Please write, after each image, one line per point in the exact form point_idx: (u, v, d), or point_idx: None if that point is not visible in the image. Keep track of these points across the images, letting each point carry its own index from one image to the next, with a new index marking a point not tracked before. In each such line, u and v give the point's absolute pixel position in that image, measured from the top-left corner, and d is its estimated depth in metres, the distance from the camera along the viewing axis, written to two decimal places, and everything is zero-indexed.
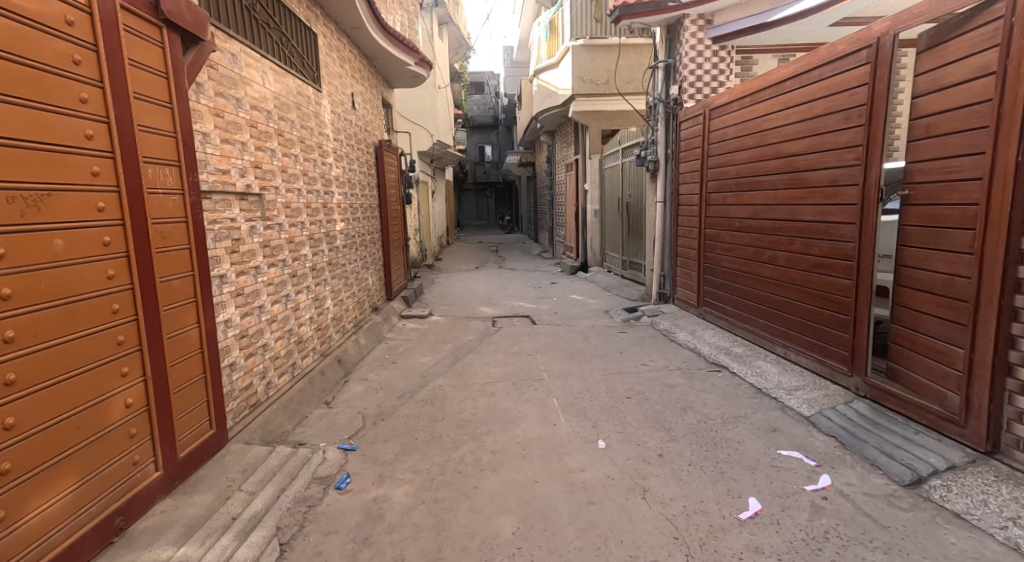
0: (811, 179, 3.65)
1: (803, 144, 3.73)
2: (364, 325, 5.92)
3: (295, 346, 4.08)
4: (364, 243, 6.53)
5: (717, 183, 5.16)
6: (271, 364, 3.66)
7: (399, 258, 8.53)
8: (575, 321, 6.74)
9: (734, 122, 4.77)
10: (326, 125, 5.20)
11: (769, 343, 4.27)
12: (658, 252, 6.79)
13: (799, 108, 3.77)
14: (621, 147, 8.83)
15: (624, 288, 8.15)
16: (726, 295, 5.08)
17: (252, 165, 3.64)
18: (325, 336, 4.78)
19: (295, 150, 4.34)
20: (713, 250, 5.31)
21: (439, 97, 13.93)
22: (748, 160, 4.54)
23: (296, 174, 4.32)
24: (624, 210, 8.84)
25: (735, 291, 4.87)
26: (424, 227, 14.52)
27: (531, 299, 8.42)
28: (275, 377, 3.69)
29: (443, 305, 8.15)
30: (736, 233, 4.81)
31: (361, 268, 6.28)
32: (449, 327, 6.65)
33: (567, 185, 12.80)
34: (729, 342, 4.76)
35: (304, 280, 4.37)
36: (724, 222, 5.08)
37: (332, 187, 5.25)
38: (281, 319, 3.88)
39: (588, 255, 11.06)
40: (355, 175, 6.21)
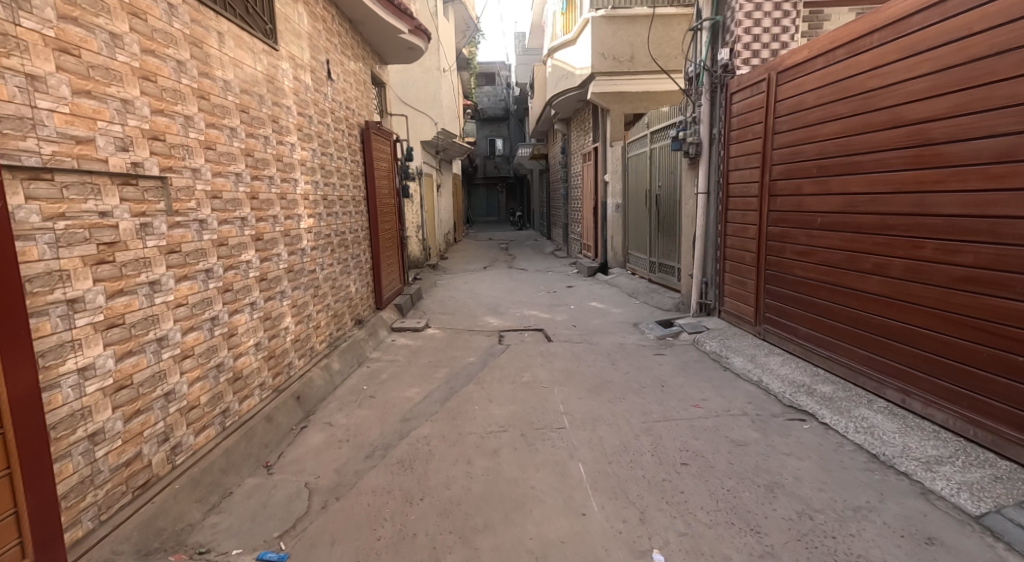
0: (949, 152, 3.11)
1: (937, 105, 3.19)
2: (340, 345, 4.96)
3: (228, 386, 3.38)
4: (342, 243, 5.52)
5: (784, 167, 4.46)
6: (182, 419, 2.97)
7: (393, 259, 7.49)
8: (598, 337, 5.63)
9: (817, 86, 4.09)
10: (286, 95, 4.55)
11: (877, 390, 3.57)
12: (699, 256, 5.79)
13: (929, 58, 3.24)
14: (650, 132, 7.70)
15: (652, 296, 7.05)
16: (797, 312, 4.34)
17: (145, 133, 2.94)
18: (280, 366, 4.01)
19: (231, 122, 3.76)
20: (777, 252, 4.55)
21: (445, 83, 12.95)
22: (838, 132, 3.87)
23: (233, 151, 3.74)
24: (652, 205, 7.72)
25: (814, 308, 4.13)
26: (428, 225, 13.50)
27: (544, 307, 7.34)
28: (187, 437, 3.00)
29: (443, 314, 7.11)
30: (818, 230, 4.07)
31: (338, 273, 5.28)
32: (447, 343, 5.63)
33: (585, 177, 11.65)
34: (806, 379, 3.94)
35: (247, 295, 3.71)
36: (797, 217, 4.34)
37: (293, 171, 4.56)
38: (201, 353, 3.17)
39: (609, 255, 9.94)
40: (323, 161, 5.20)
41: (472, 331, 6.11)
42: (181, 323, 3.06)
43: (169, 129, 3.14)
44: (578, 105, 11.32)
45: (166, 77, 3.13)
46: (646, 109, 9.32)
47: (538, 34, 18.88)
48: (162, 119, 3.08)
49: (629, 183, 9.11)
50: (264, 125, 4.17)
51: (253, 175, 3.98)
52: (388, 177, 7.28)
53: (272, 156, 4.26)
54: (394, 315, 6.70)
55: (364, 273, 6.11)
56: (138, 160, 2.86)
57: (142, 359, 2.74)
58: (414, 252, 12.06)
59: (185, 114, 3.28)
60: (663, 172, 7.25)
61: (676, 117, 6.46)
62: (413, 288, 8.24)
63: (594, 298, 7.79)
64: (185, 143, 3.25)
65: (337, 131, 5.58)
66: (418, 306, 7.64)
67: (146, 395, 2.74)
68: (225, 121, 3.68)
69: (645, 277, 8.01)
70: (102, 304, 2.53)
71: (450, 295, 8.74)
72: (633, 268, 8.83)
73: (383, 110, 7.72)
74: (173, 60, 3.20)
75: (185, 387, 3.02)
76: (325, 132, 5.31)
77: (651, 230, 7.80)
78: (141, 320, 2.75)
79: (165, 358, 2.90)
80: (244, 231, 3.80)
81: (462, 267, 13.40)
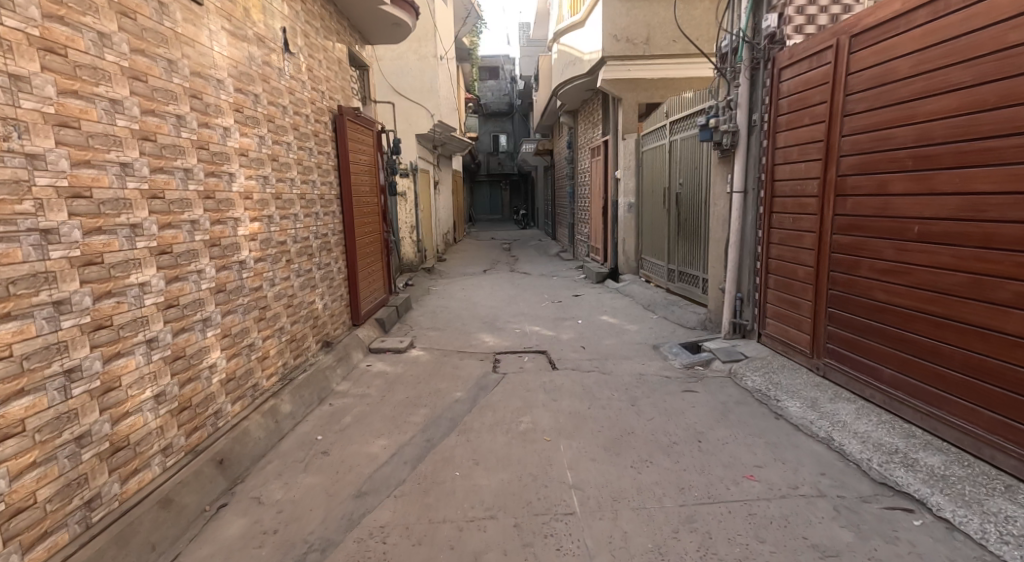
0: None
1: None
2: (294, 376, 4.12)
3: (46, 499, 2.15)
4: (305, 250, 4.68)
5: (870, 154, 3.16)
6: (102, 464, 2.40)
7: (378, 265, 6.64)
8: (612, 364, 4.71)
9: (908, 31, 2.92)
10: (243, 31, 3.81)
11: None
12: (733, 265, 4.74)
13: None
14: (669, 122, 6.78)
15: (671, 310, 6.16)
16: (878, 348, 3.12)
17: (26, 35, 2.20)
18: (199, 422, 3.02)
19: (166, 53, 2.97)
20: (859, 268, 3.24)
21: (443, 72, 12.09)
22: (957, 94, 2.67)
23: (171, 89, 2.99)
24: (673, 205, 6.80)
25: (902, 343, 2.96)
26: (423, 224, 12.64)
27: (547, 321, 6.46)
28: (111, 485, 2.43)
29: (432, 329, 6.26)
30: (937, 225, 2.76)
31: (297, 289, 4.44)
32: (432, 369, 4.74)
33: (593, 171, 10.74)
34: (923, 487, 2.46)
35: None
36: (878, 208, 3.10)
37: (211, 118, 3.37)
38: (132, 382, 2.59)
39: (620, 259, 9.03)
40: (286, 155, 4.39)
41: (465, 353, 5.24)
42: (172, 325, 2.90)
43: (161, 129, 2.89)
44: (586, 94, 10.43)
45: (157, 77, 2.87)
46: (662, 97, 8.47)
47: (544, 24, 18.01)
48: (152, 119, 2.83)
49: (645, 179, 8.15)
50: (260, 123, 3.97)
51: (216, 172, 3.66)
52: (370, 172, 6.41)
53: (267, 155, 4.06)
54: (376, 331, 5.84)
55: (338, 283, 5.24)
56: (36, 153, 2.22)
57: (192, 336, 3.02)
58: (408, 253, 11.27)
59: (109, 98, 2.57)
60: (687, 167, 6.32)
61: (701, 104, 5.73)
62: (400, 296, 7.38)
63: (603, 310, 6.85)
64: (111, 134, 2.56)
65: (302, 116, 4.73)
66: (405, 319, 6.78)
67: (54, 508, 2.18)
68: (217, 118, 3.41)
69: (664, 286, 7.11)
70: (169, 341, 2.83)
71: (442, 304, 7.87)
72: (649, 276, 7.92)
73: (368, 97, 6.89)
74: (164, 60, 2.94)
75: (176, 389, 2.86)
76: (281, 118, 4.34)
77: (672, 233, 6.88)
78: (36, 352, 2.16)
79: (79, 398, 2.31)
80: (243, 274, 3.64)
81: (460, 270, 12.54)
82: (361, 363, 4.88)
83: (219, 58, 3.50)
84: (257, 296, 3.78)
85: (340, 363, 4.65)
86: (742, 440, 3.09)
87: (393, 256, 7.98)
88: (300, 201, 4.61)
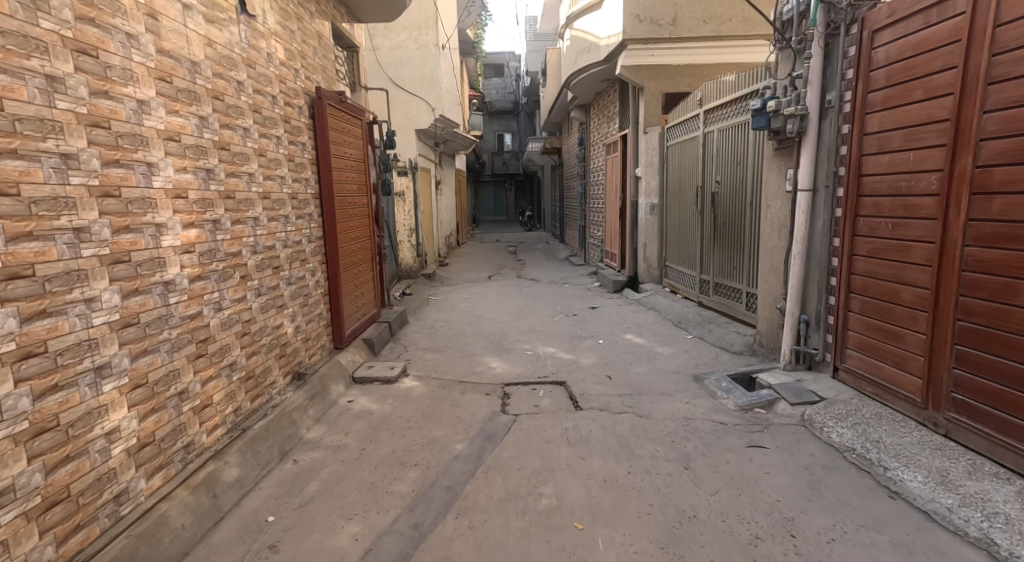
0: None
1: None
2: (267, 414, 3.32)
3: None
4: (297, 256, 4.00)
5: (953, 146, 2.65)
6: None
7: (369, 275, 5.80)
8: (647, 402, 3.85)
9: None
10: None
11: None
12: (797, 278, 3.88)
13: None
14: (703, 111, 5.94)
15: (710, 330, 5.30)
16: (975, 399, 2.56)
17: None
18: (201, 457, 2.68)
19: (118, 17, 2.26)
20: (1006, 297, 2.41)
21: (445, 64, 11.30)
22: None
23: (132, 68, 2.32)
24: (708, 206, 5.95)
25: None
26: (423, 227, 11.82)
27: (564, 342, 5.60)
28: None
29: (431, 351, 5.41)
30: None
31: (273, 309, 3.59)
32: (428, 408, 3.89)
33: (607, 169, 9.90)
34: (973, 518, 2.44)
35: None
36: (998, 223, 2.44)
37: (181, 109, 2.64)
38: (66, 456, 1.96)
39: (640, 266, 8.17)
40: (273, 148, 3.63)
41: (469, 384, 4.40)
42: (131, 347, 2.26)
43: (117, 114, 2.23)
44: (601, 84, 9.62)
45: (111, 52, 2.21)
46: (689, 86, 7.61)
47: (553, 18, 17.21)
48: (106, 103, 2.19)
49: (671, 176, 7.30)
50: (243, 113, 3.24)
51: (179, 167, 2.60)
52: (361, 167, 5.58)
53: (254, 150, 3.35)
54: (365, 355, 5.00)
55: (318, 300, 4.41)
56: None
57: (157, 358, 2.39)
58: (406, 258, 10.46)
59: (44, 73, 1.95)
60: (728, 161, 5.47)
61: (753, 87, 4.88)
62: (393, 310, 6.51)
63: (626, 327, 6.00)
64: (45, 117, 1.94)
65: (293, 106, 4.01)
66: (400, 337, 5.93)
67: None
68: (190, 106, 2.71)
69: (696, 300, 6.25)
70: (128, 366, 2.22)
71: (442, 318, 7.01)
72: (676, 286, 7.07)
73: (357, 83, 6.03)
74: (121, 33, 2.27)
75: (135, 422, 2.25)
76: (270, 108, 3.62)
77: (706, 239, 6.04)
78: None
79: None
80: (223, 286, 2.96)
81: (464, 276, 11.68)
82: (344, 398, 4.05)
83: (193, 37, 2.79)
84: (239, 309, 3.13)
85: (318, 400, 3.81)
86: (852, 535, 2.25)
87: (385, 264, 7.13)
88: (291, 202, 3.91)
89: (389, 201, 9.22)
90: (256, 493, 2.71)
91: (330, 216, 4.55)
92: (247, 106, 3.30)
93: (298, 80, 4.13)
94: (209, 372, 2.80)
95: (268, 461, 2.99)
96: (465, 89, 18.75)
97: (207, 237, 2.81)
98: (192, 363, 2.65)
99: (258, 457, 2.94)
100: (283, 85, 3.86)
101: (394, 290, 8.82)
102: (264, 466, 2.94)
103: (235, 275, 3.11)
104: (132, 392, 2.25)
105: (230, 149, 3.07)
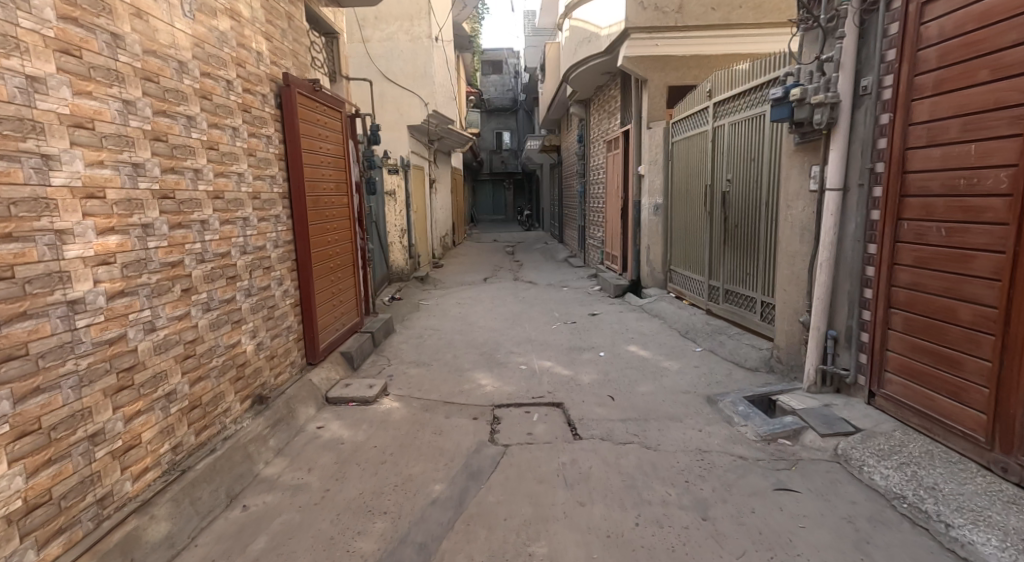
0: None
1: None
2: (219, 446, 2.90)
3: None
4: (259, 264, 3.56)
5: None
6: None
7: (349, 281, 5.35)
8: (655, 429, 3.41)
9: None
10: None
11: None
12: (824, 290, 3.43)
13: None
14: (713, 103, 5.50)
15: (722, 343, 4.86)
16: None
17: None
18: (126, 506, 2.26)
19: None
20: None
21: (439, 57, 10.90)
22: None
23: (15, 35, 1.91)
24: (718, 206, 5.51)
25: None
26: (416, 227, 11.38)
27: (561, 354, 5.17)
28: None
29: (417, 365, 4.97)
30: None
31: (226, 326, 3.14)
32: (407, 436, 3.44)
33: (608, 167, 9.46)
34: None
35: None
36: None
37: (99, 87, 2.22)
38: None
39: (644, 270, 7.74)
40: (228, 140, 3.18)
41: (455, 405, 3.96)
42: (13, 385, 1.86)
43: None
44: (602, 77, 9.22)
45: None
46: (696, 78, 7.16)
47: (552, 11, 16.76)
48: None
49: (677, 174, 6.87)
50: (187, 100, 2.79)
51: (90, 159, 2.17)
52: (340, 163, 5.12)
53: (201, 142, 2.90)
54: (343, 371, 4.56)
55: (287, 312, 3.96)
56: None
57: (55, 397, 1.99)
58: (398, 261, 10.02)
59: None
60: (742, 157, 5.03)
61: (771, 76, 4.44)
62: (378, 317, 6.07)
63: (629, 338, 5.56)
64: None
65: (254, 93, 3.55)
66: (384, 349, 5.49)
67: None
68: (111, 88, 2.28)
69: (705, 308, 5.83)
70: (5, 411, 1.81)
71: (432, 326, 6.57)
72: (683, 292, 6.65)
73: (338, 73, 5.57)
74: None
75: (19, 480, 1.85)
76: (223, 94, 3.16)
77: (716, 242, 5.60)
78: None
79: None
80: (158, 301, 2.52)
81: (459, 278, 11.25)
82: (314, 423, 3.60)
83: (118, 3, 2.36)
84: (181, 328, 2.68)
85: (282, 428, 3.36)
86: None
87: (371, 267, 6.68)
88: (251, 202, 3.45)
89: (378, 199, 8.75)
90: (188, 555, 2.26)
91: (301, 218, 4.10)
92: (192, 91, 2.85)
93: (261, 66, 3.66)
94: (135, 408, 2.33)
95: (210, 509, 2.54)
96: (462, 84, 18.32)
97: (133, 247, 2.36)
98: (112, 398, 2.22)
99: (197, 506, 2.49)
100: (241, 70, 3.40)
101: (382, 295, 8.37)
102: (204, 516, 2.49)
103: (175, 289, 2.65)
104: (14, 444, 1.84)
105: (166, 141, 2.64)
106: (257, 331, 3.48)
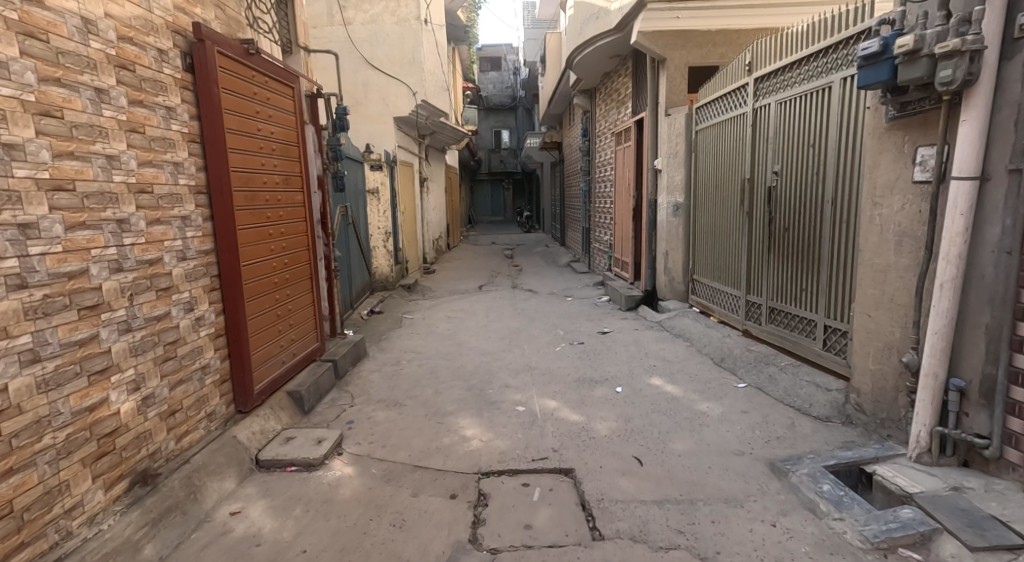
0: None
1: None
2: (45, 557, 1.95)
3: None
4: (154, 286, 2.55)
5: None
6: None
7: (308, 300, 4.36)
8: (707, 521, 2.41)
9: None
10: None
11: None
12: (949, 323, 2.42)
13: None
14: (760, 79, 4.50)
15: (774, 380, 3.84)
16: None
17: None
18: None
19: None
20: None
21: (429, 42, 9.98)
22: None
23: None
24: (762, 205, 4.51)
25: None
26: (404, 230, 10.41)
27: (568, 391, 4.17)
28: None
29: (387, 407, 3.96)
30: None
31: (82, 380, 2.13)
32: (355, 530, 2.43)
33: (617, 162, 8.49)
34: None
35: None
36: None
37: None
38: None
39: (661, 281, 6.74)
40: (82, 106, 2.19)
41: (429, 474, 2.94)
42: None
43: None
44: (610, 61, 8.29)
45: None
46: (723, 57, 6.19)
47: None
48: None
49: (703, 168, 5.87)
50: None
51: None
52: (293, 153, 4.11)
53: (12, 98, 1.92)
54: (289, 419, 3.54)
55: (202, 349, 2.94)
56: None
57: None
58: (382, 268, 9.04)
59: None
60: (797, 144, 4.03)
61: (850, 35, 3.41)
62: (347, 341, 5.06)
63: (650, 367, 4.56)
64: None
65: (142, 46, 2.53)
66: (351, 383, 4.47)
67: None
68: None
69: (743, 330, 4.84)
70: None
71: (414, 350, 5.56)
72: (710, 308, 5.66)
73: (295, 42, 4.57)
74: None
75: None
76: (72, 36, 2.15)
77: (759, 250, 4.59)
78: None
79: None
80: None
81: (452, 286, 10.24)
82: (228, 507, 2.58)
83: None
84: None
85: (173, 522, 2.35)
86: None
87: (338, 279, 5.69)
88: (134, 198, 2.45)
89: (353, 198, 7.75)
90: None
91: (227, 222, 3.10)
92: None
93: (154, 9, 2.64)
94: None
95: None
96: (457, 77, 17.38)
97: None
98: None
99: None
100: (114, 7, 2.39)
101: (361, 308, 7.37)
102: None
103: None
104: None
105: None
106: (148, 383, 2.49)
